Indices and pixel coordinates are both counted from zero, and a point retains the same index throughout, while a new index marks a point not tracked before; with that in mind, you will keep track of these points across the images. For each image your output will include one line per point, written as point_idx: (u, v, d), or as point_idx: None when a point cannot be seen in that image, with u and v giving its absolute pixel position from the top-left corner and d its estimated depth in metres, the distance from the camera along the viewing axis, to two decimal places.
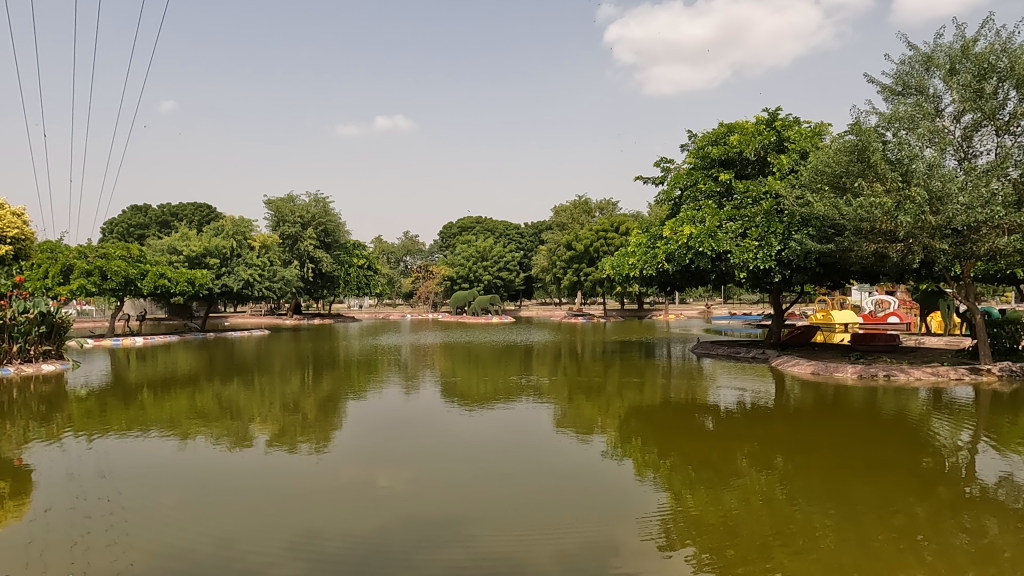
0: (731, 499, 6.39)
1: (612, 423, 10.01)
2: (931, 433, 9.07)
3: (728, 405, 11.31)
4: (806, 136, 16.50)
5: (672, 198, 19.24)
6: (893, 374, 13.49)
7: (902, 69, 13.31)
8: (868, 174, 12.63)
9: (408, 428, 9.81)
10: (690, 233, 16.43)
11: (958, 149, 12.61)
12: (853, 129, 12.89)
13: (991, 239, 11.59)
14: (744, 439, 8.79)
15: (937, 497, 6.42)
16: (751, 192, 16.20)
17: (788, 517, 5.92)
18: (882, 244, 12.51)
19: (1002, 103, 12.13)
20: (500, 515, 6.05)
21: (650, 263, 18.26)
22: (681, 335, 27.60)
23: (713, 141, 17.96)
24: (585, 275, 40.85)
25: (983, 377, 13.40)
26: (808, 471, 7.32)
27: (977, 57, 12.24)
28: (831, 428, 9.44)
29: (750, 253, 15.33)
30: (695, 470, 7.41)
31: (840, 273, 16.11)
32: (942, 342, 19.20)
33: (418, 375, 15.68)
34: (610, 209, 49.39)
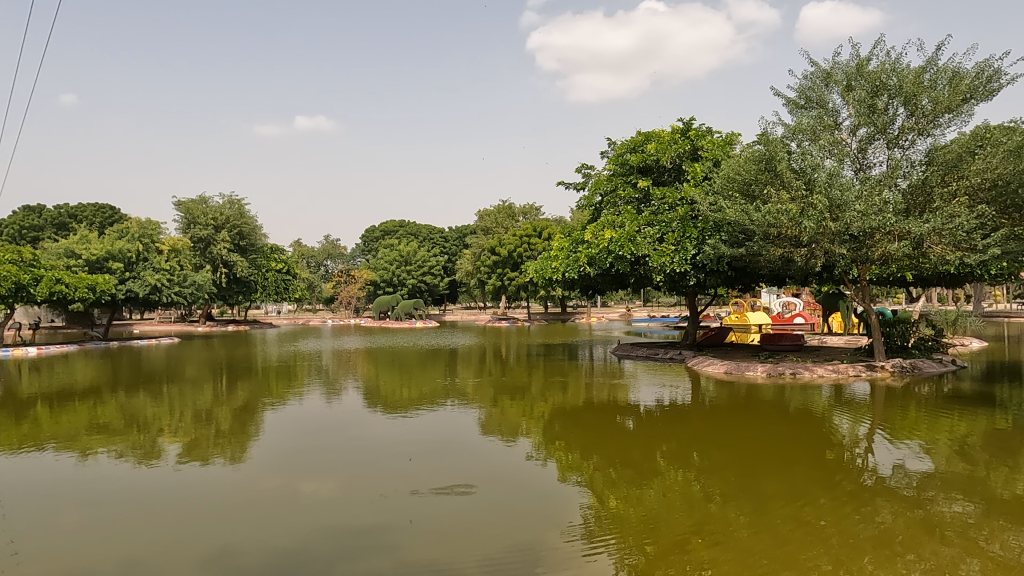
0: (652, 498, 6.54)
1: (535, 427, 10.08)
2: (834, 426, 9.67)
3: (648, 404, 11.67)
4: (718, 146, 17.21)
5: (593, 203, 19.65)
6: (798, 372, 14.28)
7: (805, 84, 14.13)
8: (776, 182, 13.32)
9: (329, 437, 9.52)
10: (611, 237, 16.79)
11: (855, 161, 13.49)
12: (761, 139, 13.58)
13: (883, 244, 12.44)
14: (664, 438, 9.04)
15: (840, 488, 6.80)
16: (667, 199, 16.80)
17: (705, 513, 6.11)
18: (787, 248, 13.21)
19: (892, 119, 13.07)
20: (425, 521, 5.99)
21: (572, 267, 18.53)
22: (604, 337, 28.13)
23: (632, 149, 18.47)
24: (508, 280, 41.05)
25: (878, 373, 14.40)
26: (723, 468, 7.58)
27: (870, 75, 13.11)
28: (744, 425, 9.86)
29: (667, 257, 15.86)
30: (617, 471, 7.54)
31: (750, 277, 16.90)
32: (843, 339, 20.94)
33: (339, 381, 15.29)
34: (534, 214, 49.86)
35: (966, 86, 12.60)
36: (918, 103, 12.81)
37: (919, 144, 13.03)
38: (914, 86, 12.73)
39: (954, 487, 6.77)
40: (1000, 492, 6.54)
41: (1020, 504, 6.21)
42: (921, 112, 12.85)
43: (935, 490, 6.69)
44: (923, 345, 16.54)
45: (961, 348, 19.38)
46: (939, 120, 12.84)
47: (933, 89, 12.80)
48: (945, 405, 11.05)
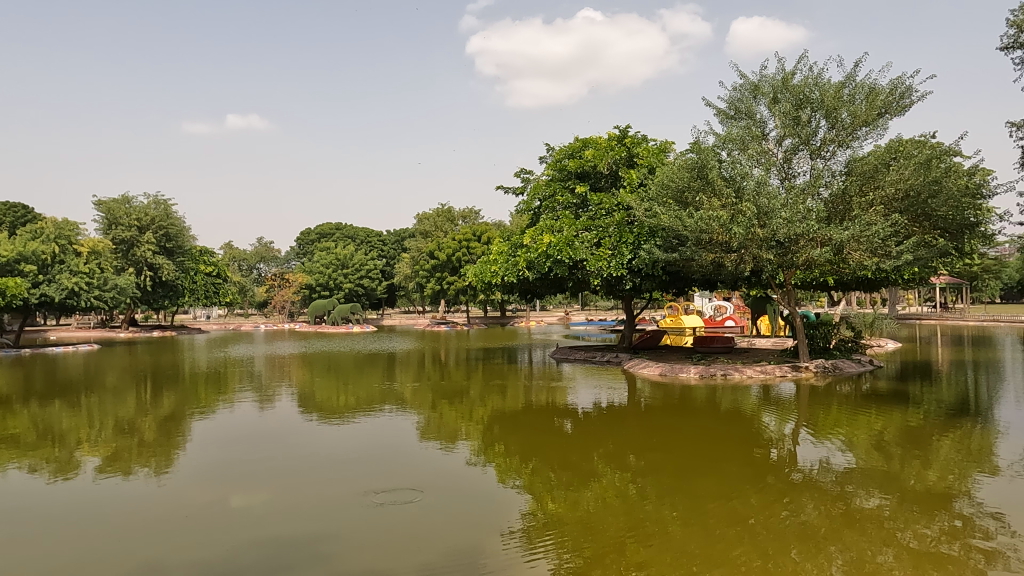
0: (589, 500, 6.61)
1: (474, 431, 10.06)
2: (762, 425, 10.04)
3: (585, 407, 11.83)
4: (653, 154, 17.68)
5: (532, 208, 19.81)
6: (729, 373, 14.78)
7: (734, 96, 14.66)
8: (707, 190, 13.77)
9: (262, 445, 9.23)
10: (550, 242, 16.95)
11: (781, 170, 14.07)
12: (694, 147, 14.01)
13: (807, 250, 13.02)
14: (601, 440, 9.18)
15: (767, 484, 7.07)
16: (604, 204, 17.12)
17: (641, 513, 6.23)
18: (718, 253, 13.66)
19: (815, 131, 13.72)
20: (363, 530, 5.88)
21: (511, 271, 18.60)
22: (542, 341, 28.34)
23: (569, 154, 18.71)
24: (448, 284, 40.85)
25: (802, 373, 15.06)
26: (657, 468, 7.76)
27: (795, 89, 13.70)
28: (678, 425, 10.12)
29: (604, 261, 16.13)
30: (555, 473, 7.60)
31: (683, 281, 17.38)
32: (770, 341, 21.78)
33: (272, 388, 14.85)
34: (473, 218, 49.87)
35: (880, 102, 13.36)
36: (838, 116, 13.50)
37: (839, 155, 13.70)
38: (834, 100, 13.41)
39: (871, 481, 7.15)
40: (912, 485, 6.95)
41: (929, 495, 6.61)
42: (841, 125, 13.54)
43: (854, 484, 7.04)
44: (844, 346, 17.42)
45: (878, 349, 20.51)
46: (857, 132, 13.55)
47: (852, 103, 13.51)
48: (863, 403, 11.65)
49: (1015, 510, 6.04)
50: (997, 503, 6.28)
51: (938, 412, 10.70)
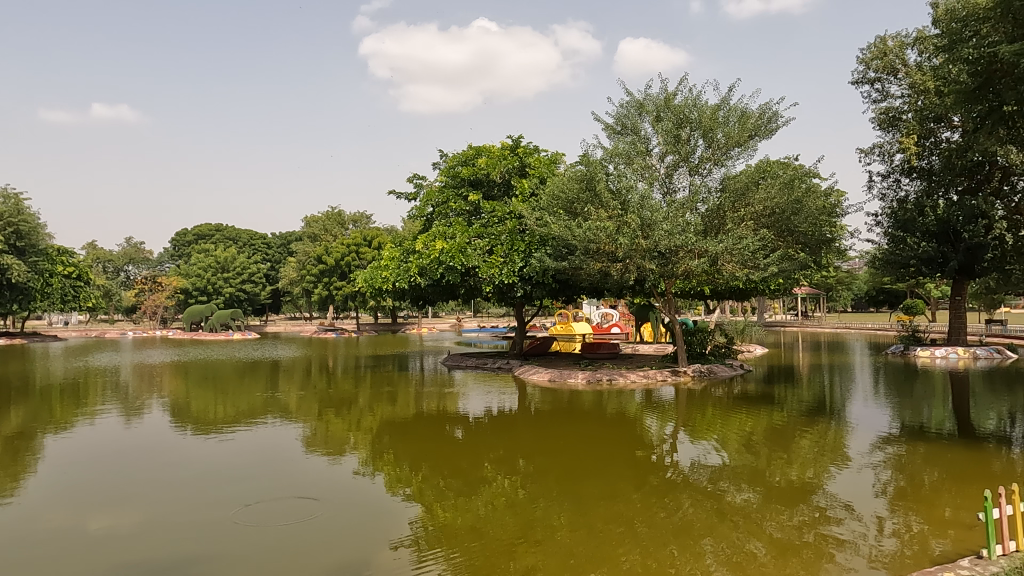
0: (479, 506, 6.65)
1: (363, 440, 9.81)
2: (644, 428, 10.51)
3: (476, 413, 11.87)
4: (544, 164, 18.13)
5: (425, 214, 19.67)
6: (614, 378, 15.36)
7: (621, 112, 15.28)
8: (595, 202, 14.25)
9: (127, 462, 8.52)
10: (442, 248, 16.87)
11: (663, 185, 14.83)
12: (583, 160, 14.47)
13: (685, 261, 13.79)
14: (491, 446, 9.25)
15: (649, 484, 7.40)
16: (496, 212, 17.31)
17: (529, 517, 6.33)
18: (605, 263, 14.17)
19: (693, 149, 14.59)
20: (242, 549, 5.56)
21: (402, 276, 18.33)
22: (434, 348, 28.12)
23: (463, 161, 18.74)
24: (336, 290, 39.63)
25: (681, 377, 15.91)
26: (545, 472, 7.91)
27: (676, 109, 14.49)
28: (566, 430, 10.37)
29: (495, 268, 16.30)
30: (445, 481, 7.56)
31: (572, 289, 17.88)
32: (652, 347, 22.85)
33: (140, 399, 13.75)
34: (364, 222, 48.88)
35: (750, 125, 14.46)
36: (713, 137, 14.45)
37: (715, 173, 14.65)
38: (710, 121, 14.35)
39: (741, 477, 7.67)
40: (777, 480, 7.50)
41: (791, 488, 7.18)
42: (716, 144, 14.49)
43: (726, 481, 7.52)
44: (718, 351, 18.58)
45: (748, 354, 22.06)
46: (731, 152, 14.56)
47: (726, 125, 14.52)
48: (735, 405, 12.48)
49: (862, 499, 6.67)
50: (847, 493, 6.90)
51: (798, 412, 11.66)
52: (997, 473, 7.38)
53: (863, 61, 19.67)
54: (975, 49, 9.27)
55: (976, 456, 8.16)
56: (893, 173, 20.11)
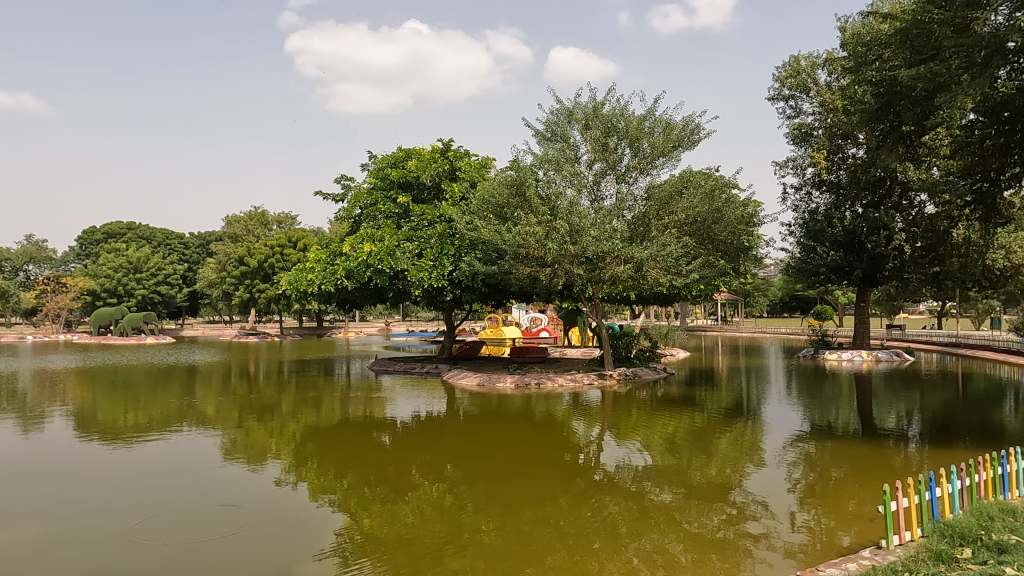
0: (406, 513, 6.56)
1: (285, 448, 9.51)
2: (571, 431, 10.65)
3: (404, 418, 11.73)
4: (475, 169, 18.15)
5: (352, 216, 19.31)
6: (542, 382, 15.50)
7: (551, 119, 15.48)
8: (525, 207, 14.37)
9: (25, 475, 7.95)
10: (370, 251, 16.59)
11: (591, 192, 15.11)
12: (513, 165, 14.58)
13: (612, 267, 14.08)
14: (419, 452, 9.15)
15: (576, 486, 7.50)
16: (426, 216, 17.19)
17: (458, 522, 6.30)
18: (534, 267, 14.29)
19: (620, 158, 14.95)
20: (154, 564, 5.29)
21: (328, 279, 17.90)
22: (361, 352, 27.58)
23: (392, 164, 18.51)
24: (258, 292, 38.29)
25: (607, 381, 16.23)
26: (473, 477, 7.89)
27: (604, 118, 14.81)
28: (494, 434, 10.38)
29: (425, 272, 16.18)
30: (371, 489, 7.41)
31: (501, 293, 17.95)
32: (580, 351, 23.23)
33: (41, 408, 12.84)
34: (289, 222, 47.50)
35: (674, 136, 14.95)
36: (639, 146, 14.84)
37: (641, 181, 15.06)
38: (636, 130, 14.74)
39: (663, 477, 7.89)
40: (696, 479, 7.76)
41: (711, 487, 7.45)
42: (642, 154, 14.89)
43: (649, 481, 7.72)
44: (643, 355, 19.06)
45: (671, 358, 22.76)
46: (656, 162, 15.01)
47: (652, 135, 14.96)
48: (658, 408, 12.83)
49: (776, 496, 6.98)
50: (762, 490, 7.20)
51: (718, 413, 12.10)
52: (896, 467, 7.88)
53: (778, 78, 20.72)
54: (878, 72, 9.91)
55: (878, 452, 8.69)
56: (805, 186, 21.25)
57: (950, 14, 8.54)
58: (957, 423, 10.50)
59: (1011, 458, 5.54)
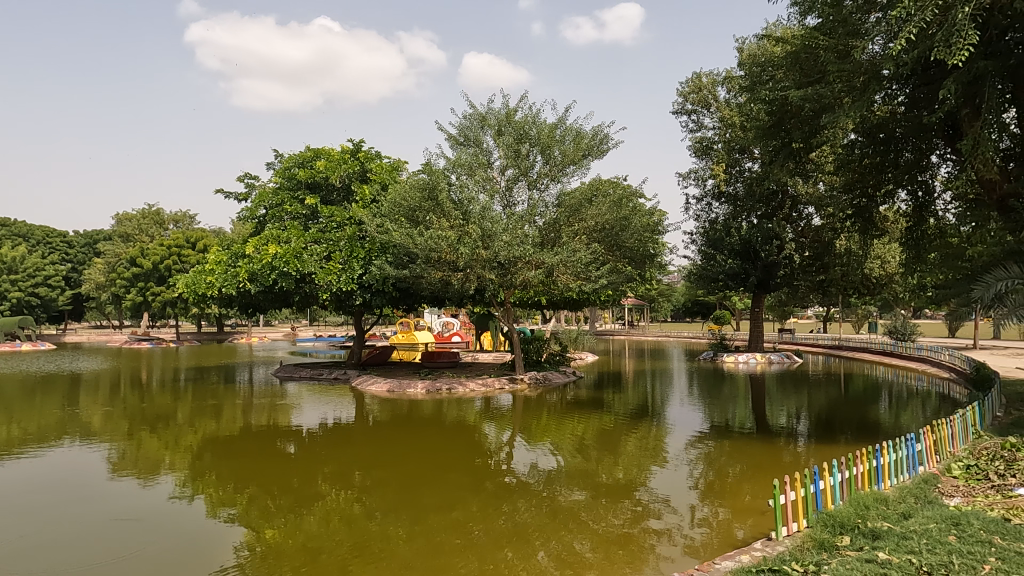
0: (312, 524, 6.36)
1: (181, 460, 9.00)
2: (482, 435, 10.66)
3: (310, 426, 11.37)
4: (386, 171, 17.88)
5: (256, 216, 18.54)
6: (453, 387, 15.44)
7: (464, 123, 15.50)
8: (437, 211, 14.30)
9: None
10: (275, 253, 15.98)
11: (503, 197, 15.23)
12: (426, 169, 14.47)
13: (523, 272, 14.23)
14: (326, 460, 8.89)
15: (486, 490, 7.53)
16: (335, 217, 16.77)
17: (366, 531, 6.17)
18: (446, 272, 14.23)
19: (532, 165, 15.15)
20: None
21: (230, 281, 17.08)
22: (265, 358, 26.50)
23: (300, 163, 17.93)
24: (151, 295, 36.01)
25: (517, 385, 16.36)
26: (382, 484, 7.75)
27: (517, 124, 14.99)
28: (405, 440, 10.24)
29: (333, 275, 15.76)
30: (275, 500, 7.13)
31: (413, 298, 17.75)
32: (491, 356, 23.31)
33: None
34: (187, 222, 45.06)
35: (584, 145, 15.33)
36: (551, 154, 15.09)
37: (552, 188, 15.32)
38: (548, 138, 14.99)
39: (572, 479, 8.04)
40: (604, 480, 7.97)
41: (618, 486, 7.66)
42: (553, 161, 15.16)
43: (558, 483, 7.84)
44: (553, 359, 19.39)
45: (580, 362, 23.27)
46: (566, 170, 15.33)
47: (562, 143, 15.26)
48: (567, 411, 13.07)
49: (677, 493, 7.28)
50: (665, 488, 7.48)
51: (624, 415, 12.46)
52: (785, 463, 8.40)
53: (682, 93, 21.68)
54: (771, 91, 10.56)
55: (769, 449, 9.22)
56: (706, 197, 22.33)
57: (834, 41, 9.21)
58: (839, 421, 11.28)
59: (884, 451, 6.02)
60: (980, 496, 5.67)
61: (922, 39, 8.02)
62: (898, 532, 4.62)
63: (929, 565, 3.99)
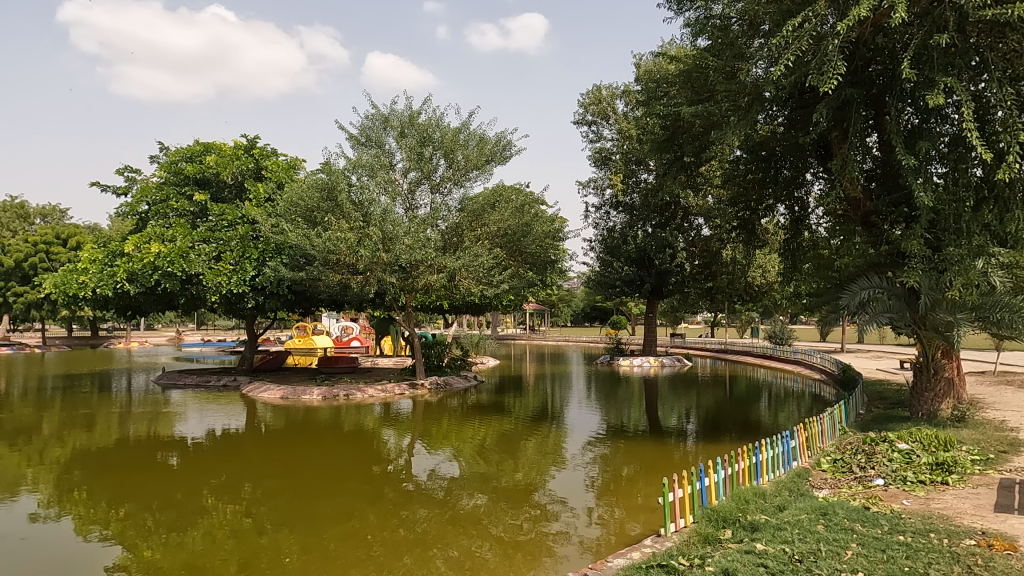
0: (196, 541, 5.99)
1: (45, 476, 8.22)
2: (381, 442, 10.44)
3: (196, 436, 10.71)
4: (282, 169, 17.22)
5: (137, 212, 17.28)
6: (351, 393, 15.04)
7: (366, 124, 15.20)
8: (336, 212, 13.90)
9: None
10: (158, 252, 14.96)
11: (405, 200, 15.05)
12: (324, 168, 14.03)
13: (425, 276, 14.10)
14: (212, 472, 8.40)
15: (384, 498, 7.38)
16: (226, 216, 15.95)
17: (255, 546, 5.88)
18: (345, 275, 13.87)
19: (435, 168, 15.07)
20: None
21: (105, 282, 15.82)
22: (146, 364, 24.71)
23: (187, 157, 16.90)
24: (13, 296, 32.75)
25: (418, 391, 16.16)
26: (274, 496, 7.42)
27: (420, 127, 14.88)
28: (300, 448, 9.86)
29: (223, 277, 14.98)
30: (155, 517, 6.66)
31: (309, 300, 17.16)
32: (392, 361, 22.93)
33: None
34: (56, 217, 41.40)
35: (487, 150, 15.43)
36: (454, 158, 15.08)
37: (455, 192, 15.30)
38: (451, 142, 14.96)
39: (472, 483, 8.03)
40: (503, 483, 8.01)
41: (517, 490, 7.73)
42: (456, 165, 15.16)
43: (458, 488, 7.81)
44: (454, 364, 19.31)
45: (481, 366, 23.32)
46: (469, 174, 15.36)
47: (466, 147, 15.29)
48: (468, 415, 13.06)
49: (575, 495, 7.43)
50: (563, 490, 7.63)
51: (525, 419, 12.62)
52: (676, 462, 8.79)
53: (582, 105, 22.29)
54: (665, 107, 11.05)
55: (661, 449, 9.62)
56: (604, 206, 23.06)
57: (722, 62, 9.78)
58: (725, 420, 11.96)
59: (763, 448, 6.43)
60: (845, 487, 6.17)
61: (798, 66, 8.66)
62: (774, 523, 4.95)
63: (800, 553, 4.29)
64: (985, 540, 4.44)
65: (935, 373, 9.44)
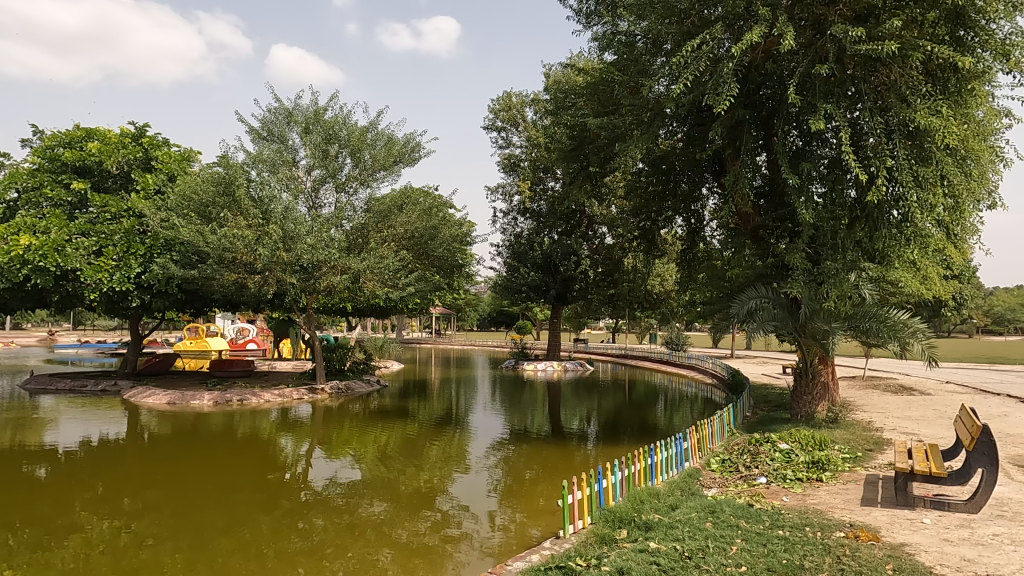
0: (65, 560, 5.51)
1: None
2: (277, 448, 10.02)
3: (70, 445, 9.85)
4: (175, 161, 16.30)
5: (5, 200, 15.72)
6: (246, 398, 14.36)
7: (268, 117, 14.59)
8: (234, 208, 13.27)
9: None
10: (28, 244, 13.59)
11: (309, 198, 14.57)
12: (221, 162, 13.40)
13: (327, 277, 13.69)
14: (87, 485, 7.76)
15: (279, 507, 7.08)
16: (109, 208, 14.86)
17: (133, 563, 5.47)
18: (241, 274, 13.23)
19: (340, 167, 14.70)
20: None
21: None
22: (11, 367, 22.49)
23: (66, 143, 15.59)
24: None
25: (318, 395, 15.67)
26: (157, 508, 6.95)
27: (325, 124, 14.48)
28: (188, 457, 9.29)
29: (104, 273, 13.95)
30: (17, 535, 6.06)
31: (201, 300, 16.27)
32: (290, 364, 22.14)
33: None
34: None
35: (395, 151, 15.25)
36: (360, 157, 14.76)
37: (360, 192, 14.97)
38: (358, 141, 14.67)
39: (373, 490, 7.85)
40: (405, 489, 7.89)
41: (419, 496, 7.63)
42: (363, 165, 14.84)
43: (358, 495, 7.61)
44: (356, 368, 18.84)
45: (384, 369, 22.92)
46: (376, 174, 15.08)
47: (373, 147, 15.01)
48: (370, 420, 12.79)
49: (477, 499, 7.43)
50: (466, 495, 7.60)
51: (429, 423, 12.50)
52: (577, 465, 8.99)
53: (492, 110, 22.44)
54: (573, 118, 11.30)
55: (563, 452, 9.79)
56: (511, 211, 23.31)
57: (627, 77, 10.11)
58: (624, 423, 12.34)
59: (657, 450, 6.68)
60: (732, 486, 6.53)
61: (697, 85, 9.10)
62: (666, 522, 5.15)
63: (690, 550, 4.49)
64: (853, 532, 4.81)
65: (813, 378, 10.16)
